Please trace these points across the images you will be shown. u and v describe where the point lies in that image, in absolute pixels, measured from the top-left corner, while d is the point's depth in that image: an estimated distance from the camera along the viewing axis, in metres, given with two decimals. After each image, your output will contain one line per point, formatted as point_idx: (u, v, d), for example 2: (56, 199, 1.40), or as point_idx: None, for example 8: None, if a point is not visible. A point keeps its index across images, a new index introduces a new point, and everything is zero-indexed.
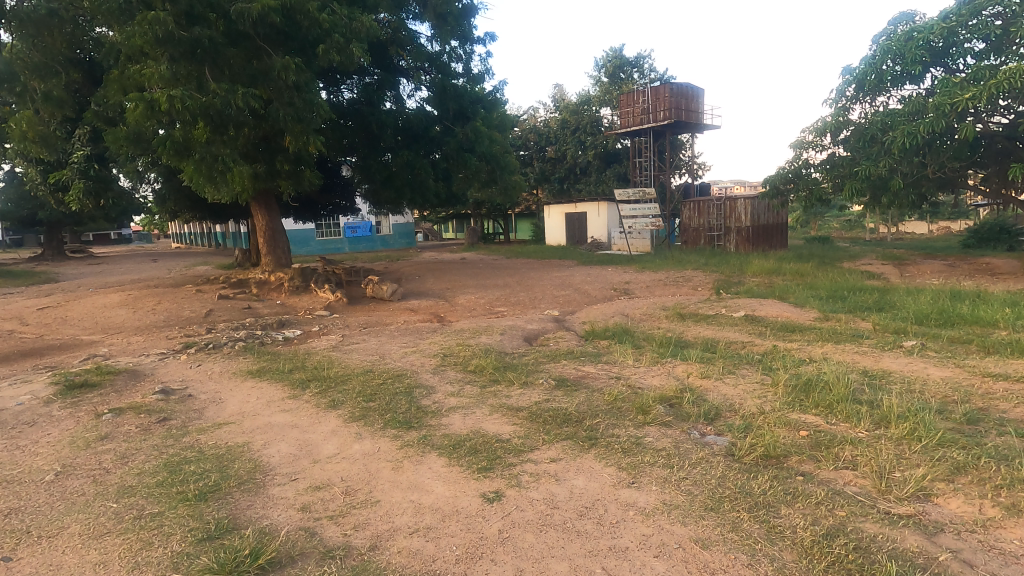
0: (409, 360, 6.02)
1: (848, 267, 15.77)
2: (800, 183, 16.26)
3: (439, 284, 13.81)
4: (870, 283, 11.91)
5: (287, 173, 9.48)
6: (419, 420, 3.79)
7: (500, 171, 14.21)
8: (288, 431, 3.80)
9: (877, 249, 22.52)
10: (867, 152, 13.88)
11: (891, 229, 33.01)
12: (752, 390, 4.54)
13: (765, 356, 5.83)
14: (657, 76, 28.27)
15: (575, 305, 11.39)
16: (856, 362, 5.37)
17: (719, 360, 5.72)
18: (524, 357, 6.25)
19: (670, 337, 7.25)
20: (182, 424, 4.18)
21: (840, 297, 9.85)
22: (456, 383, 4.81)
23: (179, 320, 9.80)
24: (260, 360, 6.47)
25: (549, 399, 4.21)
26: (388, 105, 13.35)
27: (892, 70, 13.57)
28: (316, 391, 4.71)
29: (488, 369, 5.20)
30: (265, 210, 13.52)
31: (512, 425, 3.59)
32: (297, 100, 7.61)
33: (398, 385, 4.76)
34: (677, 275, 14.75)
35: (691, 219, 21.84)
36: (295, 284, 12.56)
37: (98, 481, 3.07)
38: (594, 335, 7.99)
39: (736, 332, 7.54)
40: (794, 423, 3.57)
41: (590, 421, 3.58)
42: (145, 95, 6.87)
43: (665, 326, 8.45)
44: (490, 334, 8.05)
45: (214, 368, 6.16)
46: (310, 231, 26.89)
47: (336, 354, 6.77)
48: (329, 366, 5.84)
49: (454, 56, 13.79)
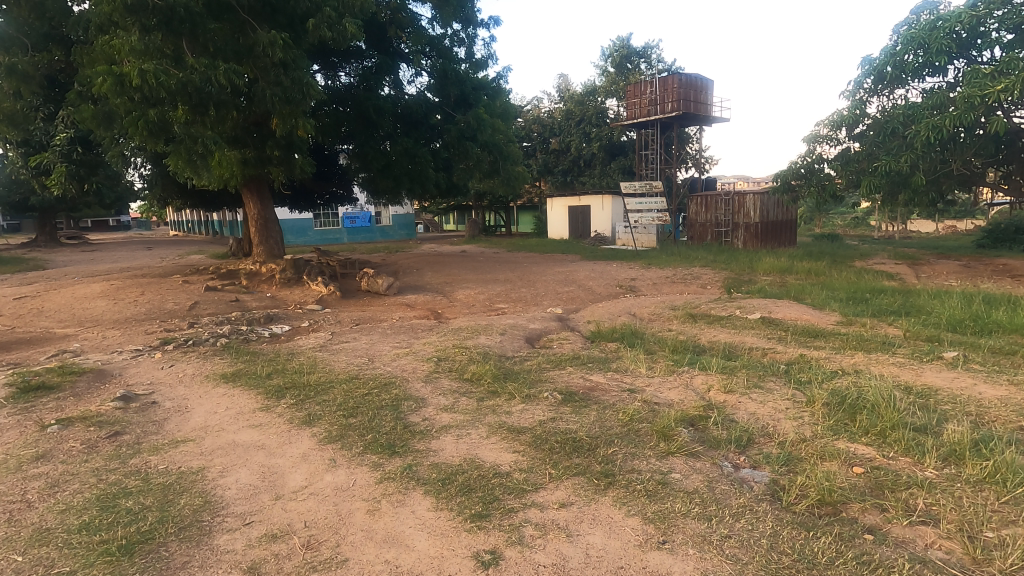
0: (400, 365, 5.47)
1: (860, 266, 15.24)
2: (812, 178, 15.70)
3: (438, 277, 13.28)
4: (888, 284, 11.37)
5: (280, 160, 8.93)
6: (404, 444, 3.25)
7: (503, 162, 13.65)
8: (253, 454, 3.27)
9: (888, 248, 21.96)
10: (886, 147, 13.32)
11: (899, 227, 32.43)
12: (784, 408, 4.03)
13: (791, 367, 5.28)
14: (664, 67, 27.58)
15: (579, 303, 10.84)
16: (895, 376, 4.83)
17: (741, 370, 5.16)
18: (527, 362, 5.70)
19: (685, 342, 6.70)
20: (136, 440, 3.65)
21: (861, 298, 9.32)
22: (450, 396, 4.27)
23: (162, 313, 9.28)
24: (239, 361, 5.92)
25: (555, 418, 3.67)
26: (386, 90, 12.79)
27: (914, 61, 13.01)
28: (292, 402, 4.16)
29: (488, 379, 4.66)
30: (258, 199, 12.99)
31: (513, 453, 3.05)
32: (285, 78, 6.95)
33: (385, 396, 4.22)
34: (685, 272, 14.20)
35: (698, 214, 21.31)
36: (286, 276, 12.04)
37: (11, 522, 2.53)
38: (602, 338, 7.47)
39: (754, 337, 7.02)
40: (843, 455, 3.06)
41: (604, 449, 3.04)
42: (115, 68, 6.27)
43: (676, 329, 7.91)
44: (489, 334, 7.51)
45: (187, 370, 5.60)
46: (308, 221, 26.61)
47: (322, 356, 6.23)
48: (311, 370, 5.31)
49: (456, 40, 13.22)
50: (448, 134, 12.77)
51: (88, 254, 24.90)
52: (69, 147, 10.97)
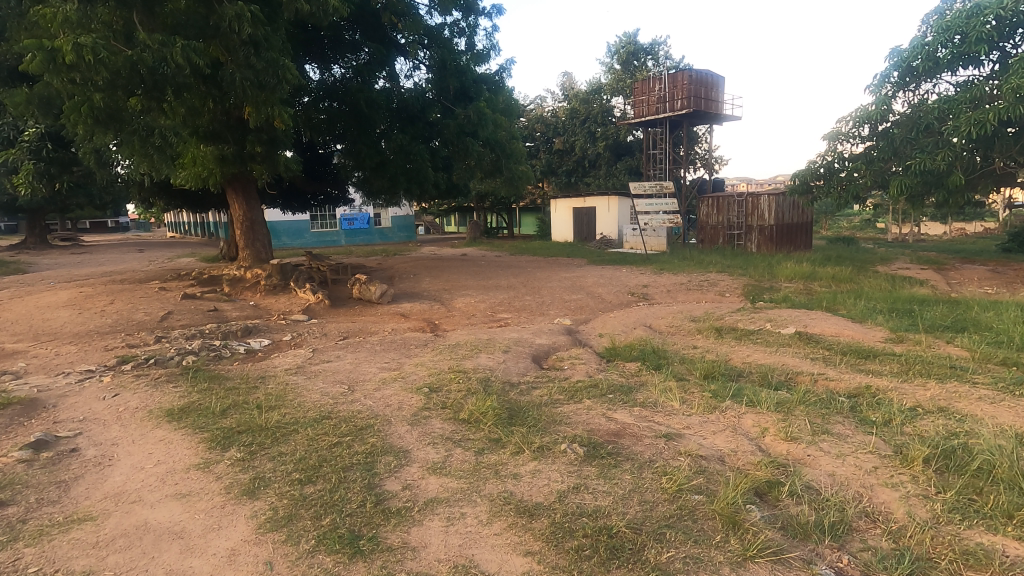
0: (385, 397, 4.56)
1: (884, 271, 14.35)
2: (832, 179, 14.74)
3: (436, 283, 12.37)
4: (922, 292, 10.46)
5: (263, 157, 8.03)
6: (374, 536, 2.36)
7: (505, 160, 13.01)
8: (163, 549, 2.38)
9: (907, 252, 21.01)
10: (917, 144, 12.41)
11: (911, 229, 31.51)
12: (872, 466, 3.15)
13: (856, 402, 4.35)
14: (672, 64, 26.68)
15: (589, 313, 9.94)
16: (993, 417, 3.92)
17: (799, 407, 4.23)
18: (536, 393, 4.80)
19: (718, 365, 5.78)
20: (19, 517, 2.74)
21: (905, 310, 8.39)
22: (441, 448, 3.38)
23: (129, 325, 8.39)
24: (197, 388, 5.02)
25: (579, 488, 2.78)
26: (381, 84, 11.90)
27: (947, 53, 12.12)
28: (237, 457, 3.25)
29: (489, 423, 3.74)
30: (244, 200, 12.13)
31: (526, 560, 2.17)
32: (257, 60, 6.07)
33: (359, 448, 3.33)
34: (700, 278, 13.30)
35: (709, 216, 20.37)
36: (272, 283, 11.20)
37: None
38: (618, 359, 6.55)
39: (795, 358, 6.11)
40: (997, 562, 2.20)
41: (656, 555, 2.18)
42: (47, 42, 5.37)
43: (702, 347, 6.98)
44: (491, 352, 6.60)
45: (131, 401, 4.69)
46: (304, 222, 25.75)
47: (295, 381, 5.32)
48: (278, 404, 4.40)
49: (457, 30, 12.36)
50: (448, 130, 11.87)
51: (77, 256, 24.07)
52: (39, 142, 11.00)
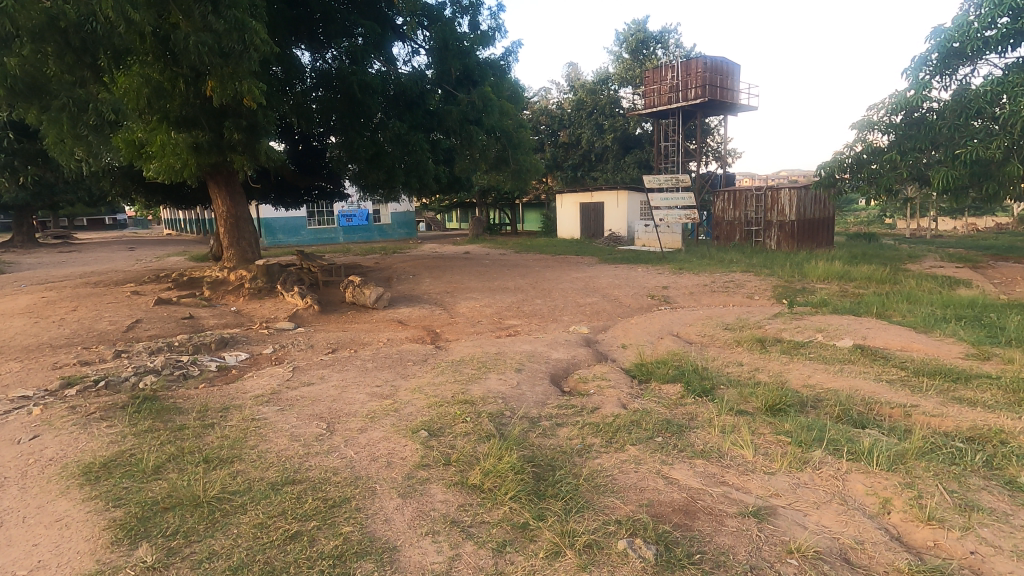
0: (371, 441, 3.56)
1: (919, 270, 13.30)
2: (861, 170, 13.49)
3: (438, 285, 11.34)
4: (975, 295, 9.43)
5: (242, 146, 6.97)
6: None
7: (511, 151, 12.04)
8: None
9: (933, 249, 19.93)
10: (964, 131, 11.30)
11: (931, 225, 30.43)
12: None
13: (985, 452, 3.34)
14: (683, 52, 25.57)
15: (607, 319, 8.90)
16: None
17: (918, 460, 3.20)
18: (562, 433, 3.80)
19: (779, 389, 4.74)
20: None
21: (973, 317, 7.35)
22: (445, 542, 2.36)
23: (88, 337, 7.35)
24: (138, 427, 4.00)
25: None
26: (376, 68, 10.73)
27: (998, 32, 11.02)
28: (146, 566, 2.22)
29: (510, 495, 2.73)
30: (228, 195, 11.09)
31: None
32: (217, 21, 5.36)
33: (328, 546, 2.31)
34: (723, 278, 12.26)
35: (725, 211, 19.31)
36: (257, 286, 10.17)
37: None
38: (653, 381, 5.48)
39: (870, 382, 5.05)
40: None
41: None
42: None
43: (748, 363, 5.98)
44: (501, 371, 5.59)
45: (48, 449, 3.67)
46: (300, 219, 24.74)
47: (264, 413, 4.36)
48: (230, 456, 3.37)
49: (459, 9, 11.32)
50: (450, 117, 10.82)
51: (64, 255, 22.99)
52: None
